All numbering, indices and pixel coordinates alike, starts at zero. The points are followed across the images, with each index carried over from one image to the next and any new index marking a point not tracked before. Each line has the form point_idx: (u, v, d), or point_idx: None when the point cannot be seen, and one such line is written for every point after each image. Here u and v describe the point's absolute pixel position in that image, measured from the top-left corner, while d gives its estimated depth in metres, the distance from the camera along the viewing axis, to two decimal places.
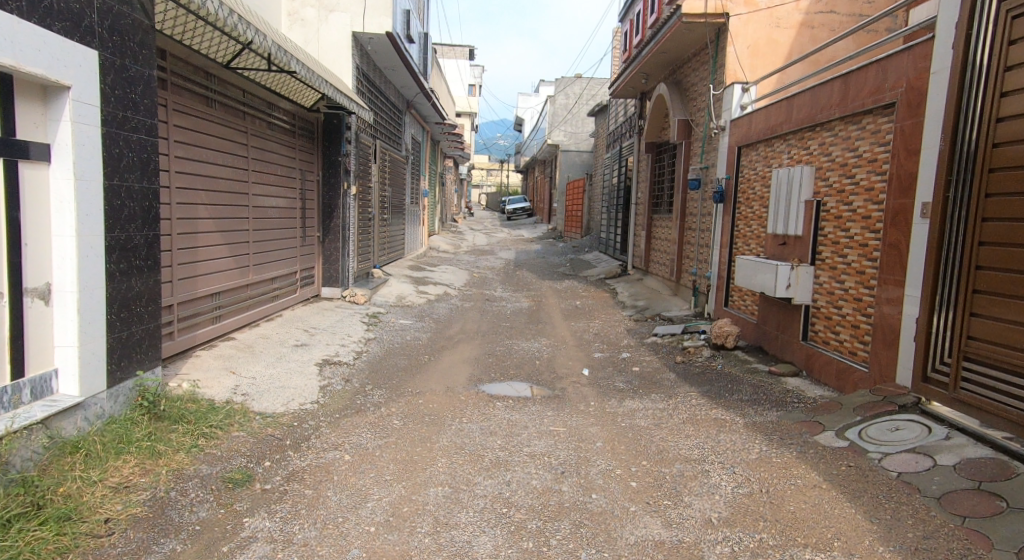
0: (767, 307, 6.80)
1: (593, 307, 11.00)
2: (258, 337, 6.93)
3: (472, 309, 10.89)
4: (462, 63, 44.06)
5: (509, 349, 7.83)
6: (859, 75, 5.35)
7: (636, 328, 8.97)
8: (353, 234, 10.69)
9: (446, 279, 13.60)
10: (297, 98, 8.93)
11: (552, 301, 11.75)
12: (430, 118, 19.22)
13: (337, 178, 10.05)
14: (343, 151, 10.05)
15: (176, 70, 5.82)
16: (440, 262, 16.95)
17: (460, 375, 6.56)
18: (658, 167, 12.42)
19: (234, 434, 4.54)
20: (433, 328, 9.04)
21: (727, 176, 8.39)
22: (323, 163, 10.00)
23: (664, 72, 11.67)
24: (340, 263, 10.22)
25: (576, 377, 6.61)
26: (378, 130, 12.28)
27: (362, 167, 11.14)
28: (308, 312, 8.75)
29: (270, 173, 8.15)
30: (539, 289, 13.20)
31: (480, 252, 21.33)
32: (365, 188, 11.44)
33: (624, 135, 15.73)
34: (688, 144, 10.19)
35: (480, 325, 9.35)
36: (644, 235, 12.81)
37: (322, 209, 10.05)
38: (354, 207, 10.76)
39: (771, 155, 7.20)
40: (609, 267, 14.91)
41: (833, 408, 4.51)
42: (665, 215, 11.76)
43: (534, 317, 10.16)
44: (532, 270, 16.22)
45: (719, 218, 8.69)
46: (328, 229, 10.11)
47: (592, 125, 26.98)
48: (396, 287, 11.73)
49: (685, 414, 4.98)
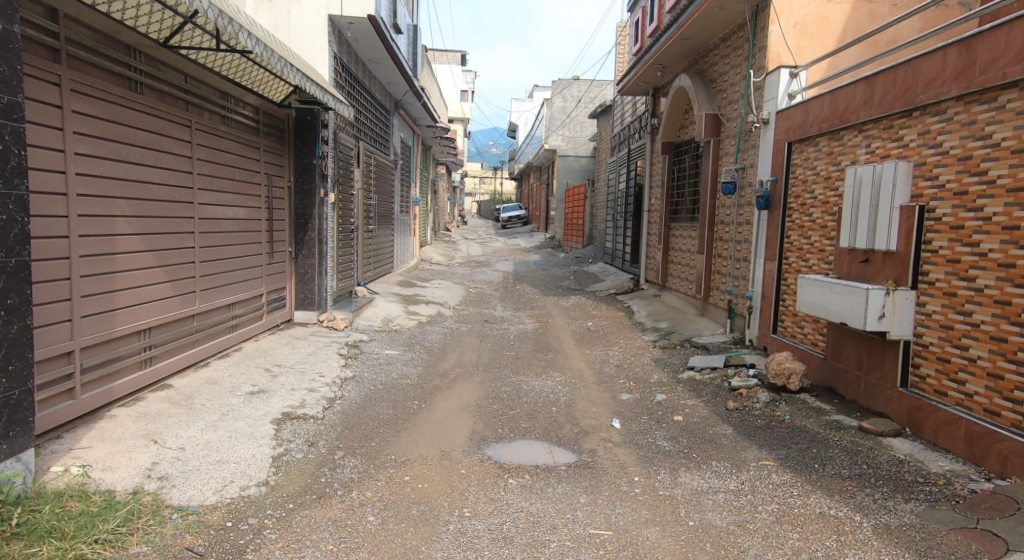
0: (841, 341, 5.44)
1: (609, 330, 9.61)
2: (202, 384, 5.50)
3: (470, 333, 9.48)
4: (455, 68, 42.88)
5: (516, 389, 6.44)
6: (991, 36, 4.04)
7: (665, 359, 7.59)
8: (331, 248, 9.28)
9: (440, 297, 12.18)
10: (263, 89, 7.58)
11: (559, 322, 10.36)
12: (421, 120, 17.91)
13: (311, 184, 8.65)
14: (318, 153, 8.65)
15: (79, 40, 4.44)
16: (433, 276, 15.53)
17: (459, 431, 5.17)
18: (677, 170, 11.07)
19: (132, 552, 3.15)
20: (424, 360, 7.64)
21: (773, 178, 7.03)
22: (295, 167, 8.62)
23: (684, 62, 10.33)
24: (316, 283, 8.80)
25: (607, 431, 5.24)
26: (361, 130, 10.89)
27: (342, 171, 9.74)
28: (275, 344, 7.33)
29: (227, 178, 6.77)
30: (543, 308, 11.81)
31: (477, 263, 19.96)
32: (346, 195, 10.05)
33: (633, 137, 14.44)
34: (717, 142, 8.85)
35: (480, 355, 7.95)
36: (660, 246, 11.44)
37: (294, 220, 8.67)
38: (333, 217, 9.37)
39: (837, 151, 5.85)
40: (619, 280, 13.54)
41: (1007, 509, 3.22)
42: (686, 224, 10.42)
43: (541, 343, 8.76)
44: (533, 285, 14.83)
45: (763, 227, 7.31)
46: (302, 243, 8.71)
47: (592, 129, 25.61)
48: (383, 307, 10.33)
49: (774, 505, 3.61)
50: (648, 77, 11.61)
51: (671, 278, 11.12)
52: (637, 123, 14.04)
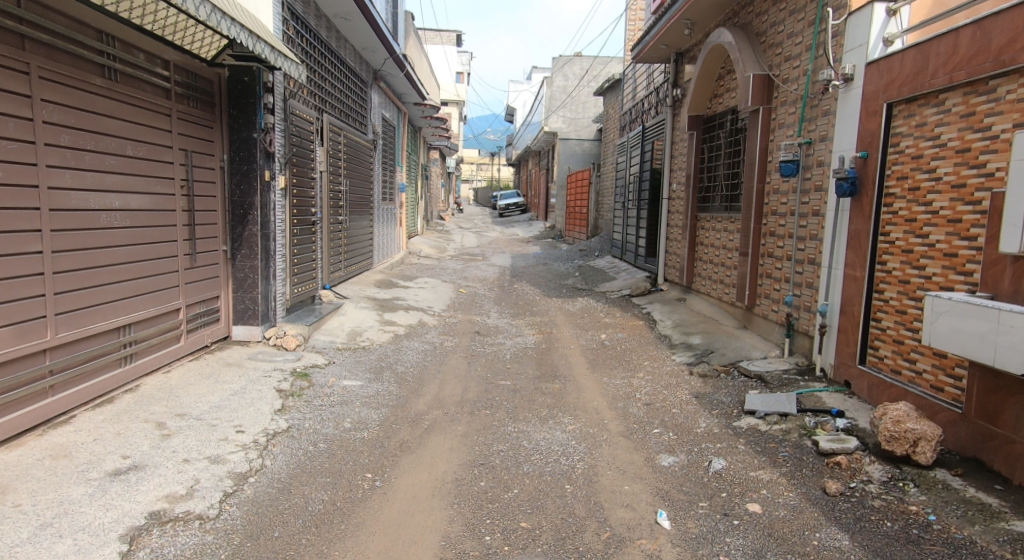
0: (999, 397, 3.64)
1: (628, 347, 7.81)
2: (42, 461, 3.69)
3: (456, 351, 7.65)
4: (449, 48, 40.70)
5: (515, 448, 4.62)
6: None
7: (710, 395, 5.76)
8: (281, 245, 7.41)
9: (425, 301, 10.33)
10: (184, 40, 5.71)
11: (566, 336, 8.51)
12: (406, 97, 15.97)
13: (252, 166, 6.76)
14: (260, 125, 6.73)
15: None
16: (419, 273, 13.63)
17: (423, 546, 3.39)
18: (707, 149, 9.18)
19: None
20: (391, 397, 5.82)
21: (861, 153, 5.14)
22: (229, 142, 6.73)
23: (720, 14, 8.43)
24: (259, 290, 6.95)
25: (651, 540, 3.46)
26: (324, 99, 8.97)
27: (298, 149, 7.84)
28: (191, 379, 5.50)
29: (113, 155, 4.91)
30: (546, 313, 9.97)
31: (470, 256, 18.07)
32: (304, 179, 8.16)
33: (648, 112, 12.53)
34: (769, 111, 6.98)
35: (468, 388, 6.12)
36: (685, 240, 9.60)
37: (231, 210, 6.81)
38: (285, 206, 7.50)
39: (982, 111, 4.11)
40: (633, 278, 11.70)
41: None
42: (721, 215, 8.56)
43: (545, 367, 6.95)
44: (534, 283, 12.98)
45: (844, 220, 5.41)
46: (240, 239, 6.85)
47: (595, 109, 23.63)
48: (352, 316, 8.49)
49: None
50: (670, 38, 9.70)
51: (700, 279, 9.27)
52: (654, 95, 12.11)
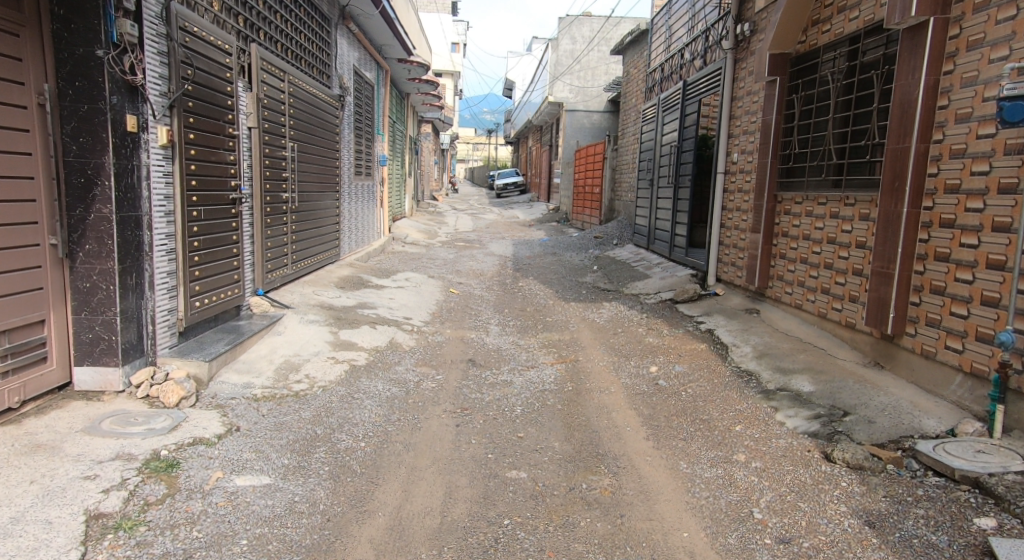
0: None
1: (699, 393, 5.16)
2: None
3: (437, 398, 5.03)
4: (445, 16, 37.64)
5: None
6: None
7: (897, 525, 3.13)
8: (166, 235, 4.73)
9: (402, 308, 7.69)
10: None
11: (599, 368, 5.85)
12: (387, 50, 13.16)
13: (96, 104, 4.09)
14: (109, 36, 4.07)
15: None
16: (401, 266, 10.96)
17: None
18: (798, 101, 6.52)
19: None
20: (306, 520, 3.18)
21: None
22: (58, 65, 4.08)
23: None
24: (119, 309, 4.26)
25: None
26: (249, 20, 6.24)
27: (199, 86, 5.15)
28: None
29: None
30: (564, 327, 7.32)
31: (465, 243, 15.37)
32: (216, 133, 5.48)
33: (693, 63, 9.80)
34: (943, 28, 4.32)
35: (452, 492, 3.52)
36: (758, 230, 6.95)
37: (65, 178, 4.16)
38: (174, 173, 4.81)
39: None
40: (672, 276, 9.07)
41: None
42: (825, 192, 5.90)
43: (577, 436, 4.32)
44: (544, 280, 10.34)
45: None
46: (83, 227, 4.19)
47: (606, 77, 20.87)
48: (291, 337, 5.85)
49: None
50: None
51: (782, 285, 6.61)
52: (701, 40, 9.43)
